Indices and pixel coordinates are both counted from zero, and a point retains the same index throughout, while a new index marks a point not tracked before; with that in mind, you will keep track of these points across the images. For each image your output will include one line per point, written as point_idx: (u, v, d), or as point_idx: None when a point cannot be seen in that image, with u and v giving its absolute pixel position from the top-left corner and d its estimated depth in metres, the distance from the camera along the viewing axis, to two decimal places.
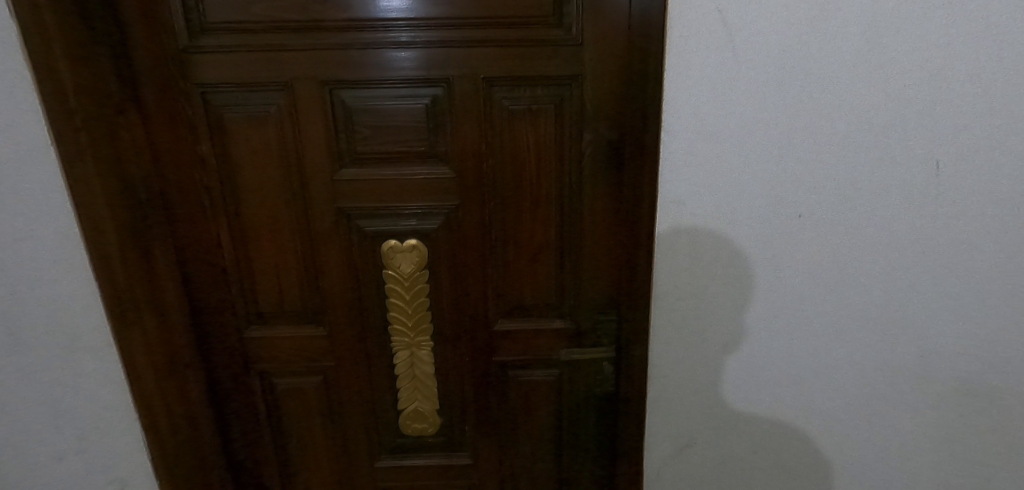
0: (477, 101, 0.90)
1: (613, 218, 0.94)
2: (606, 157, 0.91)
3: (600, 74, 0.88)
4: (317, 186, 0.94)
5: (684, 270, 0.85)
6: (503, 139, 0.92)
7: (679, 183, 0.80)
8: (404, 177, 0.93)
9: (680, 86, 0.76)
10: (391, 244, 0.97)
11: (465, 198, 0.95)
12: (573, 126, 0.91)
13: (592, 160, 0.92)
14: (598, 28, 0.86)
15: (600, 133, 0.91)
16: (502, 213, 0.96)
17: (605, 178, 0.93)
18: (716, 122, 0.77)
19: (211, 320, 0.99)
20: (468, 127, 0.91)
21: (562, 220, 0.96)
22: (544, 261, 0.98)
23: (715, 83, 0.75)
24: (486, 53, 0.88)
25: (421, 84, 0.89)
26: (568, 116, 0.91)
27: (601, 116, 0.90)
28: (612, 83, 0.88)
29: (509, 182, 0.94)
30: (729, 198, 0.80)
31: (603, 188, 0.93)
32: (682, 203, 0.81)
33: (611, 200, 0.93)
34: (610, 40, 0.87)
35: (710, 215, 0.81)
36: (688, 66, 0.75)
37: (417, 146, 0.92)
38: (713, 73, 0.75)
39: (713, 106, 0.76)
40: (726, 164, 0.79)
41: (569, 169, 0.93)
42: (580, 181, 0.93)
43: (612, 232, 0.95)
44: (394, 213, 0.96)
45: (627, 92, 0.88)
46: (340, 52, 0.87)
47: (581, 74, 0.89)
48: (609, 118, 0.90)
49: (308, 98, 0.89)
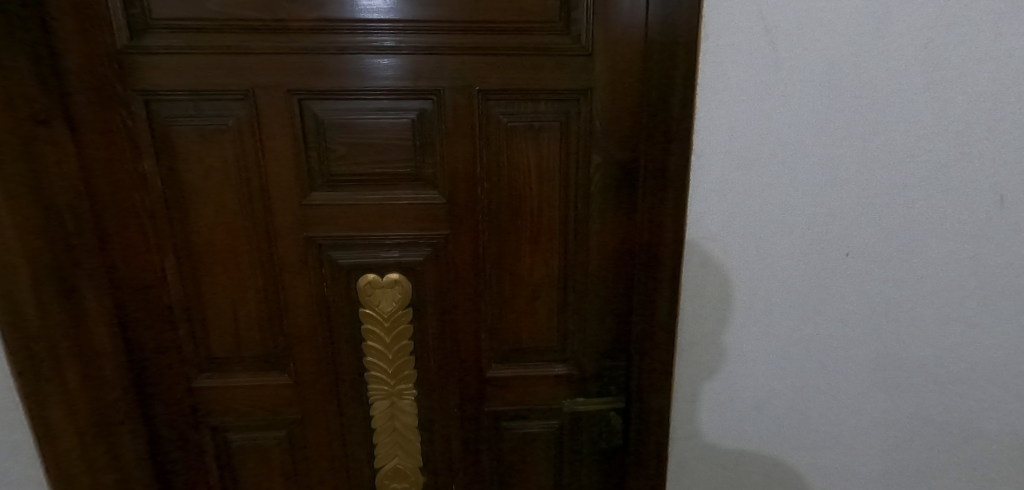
0: (471, 116, 0.78)
1: (623, 251, 0.83)
2: (617, 181, 0.81)
3: (611, 88, 0.78)
4: (282, 212, 0.80)
5: (714, 316, 0.73)
6: (500, 160, 0.80)
7: (711, 215, 0.69)
8: (385, 202, 0.81)
9: (714, 104, 0.65)
10: (369, 278, 0.84)
11: (455, 226, 0.82)
12: (580, 146, 0.80)
13: (603, 184, 0.81)
14: (610, 36, 0.76)
15: (610, 154, 0.80)
16: (497, 245, 0.84)
17: (615, 205, 0.82)
18: (755, 144, 0.66)
19: (154, 367, 0.85)
20: (460, 146, 0.79)
21: (566, 252, 0.84)
22: (545, 299, 0.86)
23: (754, 98, 0.64)
24: (482, 61, 0.76)
25: (406, 96, 0.77)
26: (575, 134, 0.80)
27: (610, 136, 0.79)
28: (625, 98, 0.78)
29: (507, 208, 0.82)
30: (768, 233, 0.69)
31: (613, 216, 0.82)
32: (713, 239, 0.70)
33: (622, 231, 0.82)
34: (623, 50, 0.76)
35: (744, 252, 0.70)
36: (723, 79, 0.64)
37: (401, 167, 0.80)
38: (752, 88, 0.64)
39: (750, 124, 0.65)
40: (765, 192, 0.68)
41: (574, 194, 0.82)
42: (587, 207, 0.82)
43: (623, 267, 0.84)
44: (373, 243, 0.83)
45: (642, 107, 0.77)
46: (312, 57, 0.75)
47: (590, 87, 0.78)
48: (621, 139, 0.79)
49: (273, 110, 0.76)
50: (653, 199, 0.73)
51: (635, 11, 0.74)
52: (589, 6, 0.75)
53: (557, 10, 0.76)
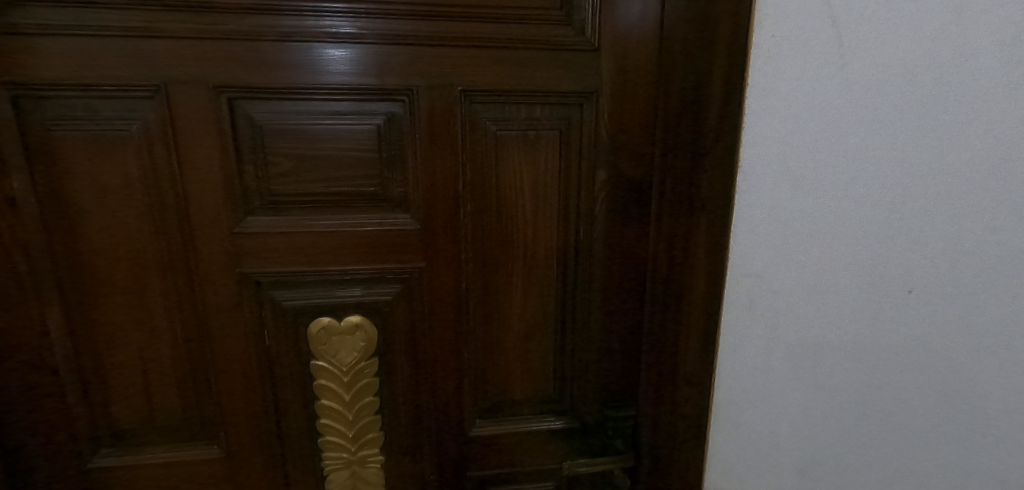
0: (452, 122, 0.63)
1: (632, 282, 0.71)
2: (627, 201, 0.68)
3: (622, 89, 0.65)
4: (207, 242, 0.62)
5: (758, 364, 0.61)
6: (487, 176, 0.66)
7: (759, 247, 0.58)
8: (344, 229, 0.65)
9: (765, 111, 0.54)
10: (324, 323, 0.67)
11: (431, 257, 0.67)
12: (584, 160, 0.67)
13: (610, 205, 0.68)
14: (621, 28, 0.63)
15: (619, 168, 0.67)
16: (483, 278, 0.69)
17: (624, 229, 0.69)
18: (814, 160, 0.55)
19: (36, 446, 0.65)
20: (436, 159, 0.64)
21: (565, 285, 0.71)
22: (540, 341, 0.73)
23: (817, 104, 0.53)
24: (468, 55, 0.62)
25: (369, 96, 0.61)
26: (580, 145, 0.66)
27: (619, 146, 0.67)
28: (637, 104, 0.66)
29: (496, 235, 0.68)
30: (824, 268, 0.57)
31: (621, 243, 0.69)
32: (757, 274, 0.58)
33: (632, 259, 0.70)
34: (637, 44, 0.64)
35: (794, 290, 0.58)
36: (780, 80, 0.53)
37: (363, 185, 0.64)
38: (812, 91, 0.53)
39: (808, 137, 0.54)
40: (824, 219, 0.56)
41: (576, 217, 0.68)
42: (591, 232, 0.69)
43: (630, 302, 0.72)
44: (327, 280, 0.66)
45: (659, 111, 0.63)
46: (246, 44, 0.58)
47: (596, 89, 0.65)
48: (632, 151, 0.67)
49: (194, 111, 0.59)
50: (683, 224, 0.61)
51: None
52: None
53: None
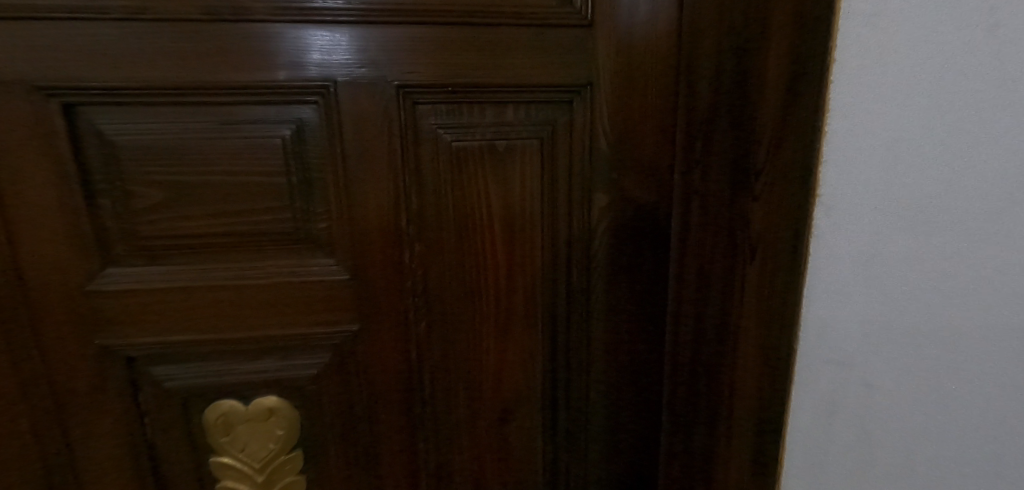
0: (390, 133, 0.45)
1: (645, 340, 0.53)
2: (637, 230, 0.50)
3: (629, 78, 0.47)
4: (51, 304, 0.45)
5: (835, 473, 0.42)
6: (443, 205, 0.48)
7: (842, 311, 0.39)
8: (244, 283, 0.47)
9: (856, 105, 0.35)
10: (226, 408, 0.49)
11: (370, 316, 0.49)
12: (578, 178, 0.49)
13: (614, 236, 0.50)
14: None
15: (626, 188, 0.49)
16: (442, 342, 0.51)
17: (634, 268, 0.51)
18: (934, 183, 0.35)
19: None
20: (370, 184, 0.46)
21: (556, 344, 0.53)
22: (521, 420, 0.54)
23: (943, 97, 0.34)
24: (409, 36, 0.43)
25: (267, 97, 0.43)
26: (571, 157, 0.48)
27: (626, 157, 0.48)
28: (647, 102, 0.47)
29: (458, 283, 0.50)
30: (941, 341, 0.38)
31: (629, 287, 0.51)
32: (845, 352, 0.39)
33: (646, 308, 0.52)
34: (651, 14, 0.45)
35: (894, 372, 0.39)
36: (891, 59, 0.34)
37: (268, 222, 0.46)
38: (936, 73, 0.34)
39: (925, 147, 0.35)
40: (944, 271, 0.37)
41: (567, 254, 0.50)
42: (589, 273, 0.51)
43: (642, 368, 0.53)
44: (226, 351, 0.48)
45: (681, 109, 0.45)
46: (80, 25, 0.40)
47: (591, 82, 0.47)
48: (641, 165, 0.49)
49: (12, 123, 0.41)
50: (720, 269, 0.42)
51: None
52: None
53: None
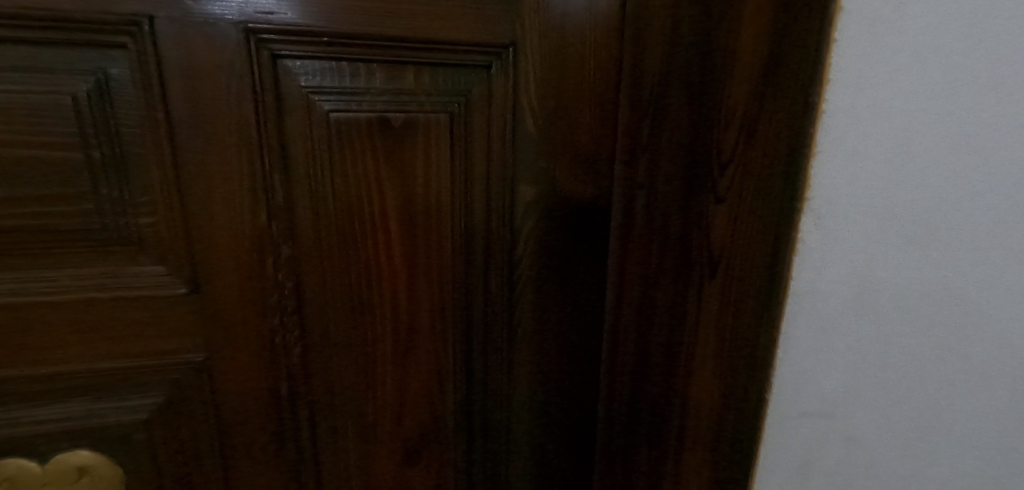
0: (242, 97, 0.33)
1: (577, 362, 0.44)
2: (568, 230, 0.41)
3: (563, 40, 0.37)
4: None
5: None
6: (319, 196, 0.36)
7: (826, 346, 0.32)
8: (31, 298, 0.33)
9: (859, 97, 0.28)
10: (12, 470, 0.36)
11: (222, 340, 0.37)
12: (499, 165, 0.39)
13: (542, 237, 0.41)
14: None
15: (556, 179, 0.40)
16: (323, 373, 0.40)
17: (565, 275, 0.42)
18: (940, 197, 0.29)
19: None
20: (215, 165, 0.34)
21: (471, 369, 0.43)
22: (428, 462, 0.44)
23: (964, 97, 0.28)
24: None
25: (50, 36, 0.30)
26: (491, 138, 0.38)
27: (558, 141, 0.39)
28: (584, 73, 0.38)
29: (344, 299, 0.38)
30: (936, 384, 0.33)
31: (559, 297, 0.43)
32: (823, 382, 0.33)
33: (578, 322, 0.43)
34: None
35: (878, 414, 0.34)
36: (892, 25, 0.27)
37: (61, 214, 0.33)
38: (953, 60, 0.28)
39: (928, 135, 0.28)
40: (948, 298, 0.31)
41: (484, 261, 0.40)
42: (512, 283, 0.42)
43: (574, 394, 0.45)
44: (8, 393, 0.35)
45: (623, 81, 0.36)
46: None
47: (513, 43, 0.37)
48: (575, 153, 0.39)
49: None
50: (669, 282, 0.34)
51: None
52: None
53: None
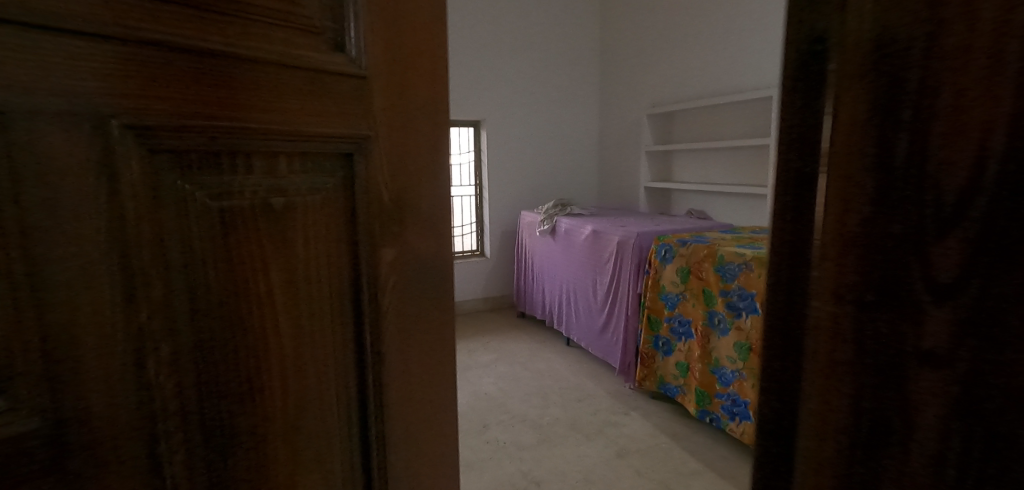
0: (117, 190, 0.32)
1: (436, 383, 0.52)
2: (416, 279, 0.49)
3: (410, 131, 0.46)
4: None
5: None
6: (199, 281, 0.36)
7: None
8: None
9: None
10: None
11: (86, 468, 0.32)
12: (366, 234, 0.45)
13: (407, 290, 0.48)
14: (398, 47, 0.44)
15: (407, 238, 0.48)
16: (215, 464, 0.38)
17: (416, 317, 0.50)
18: None
19: None
20: (78, 266, 0.31)
21: (355, 415, 0.47)
22: None
23: None
24: (158, 61, 0.33)
25: None
26: (356, 211, 0.44)
27: (407, 207, 0.47)
28: (425, 154, 0.48)
29: (230, 382, 0.38)
30: None
31: (414, 338, 0.50)
32: None
33: (427, 355, 0.51)
34: (421, 66, 0.46)
35: None
36: None
37: None
38: None
39: None
40: None
41: (355, 314, 0.46)
42: (381, 334, 0.47)
43: (438, 409, 0.53)
44: None
45: (882, 106, 0.21)
46: None
47: (372, 133, 0.44)
48: (424, 217, 0.49)
49: None
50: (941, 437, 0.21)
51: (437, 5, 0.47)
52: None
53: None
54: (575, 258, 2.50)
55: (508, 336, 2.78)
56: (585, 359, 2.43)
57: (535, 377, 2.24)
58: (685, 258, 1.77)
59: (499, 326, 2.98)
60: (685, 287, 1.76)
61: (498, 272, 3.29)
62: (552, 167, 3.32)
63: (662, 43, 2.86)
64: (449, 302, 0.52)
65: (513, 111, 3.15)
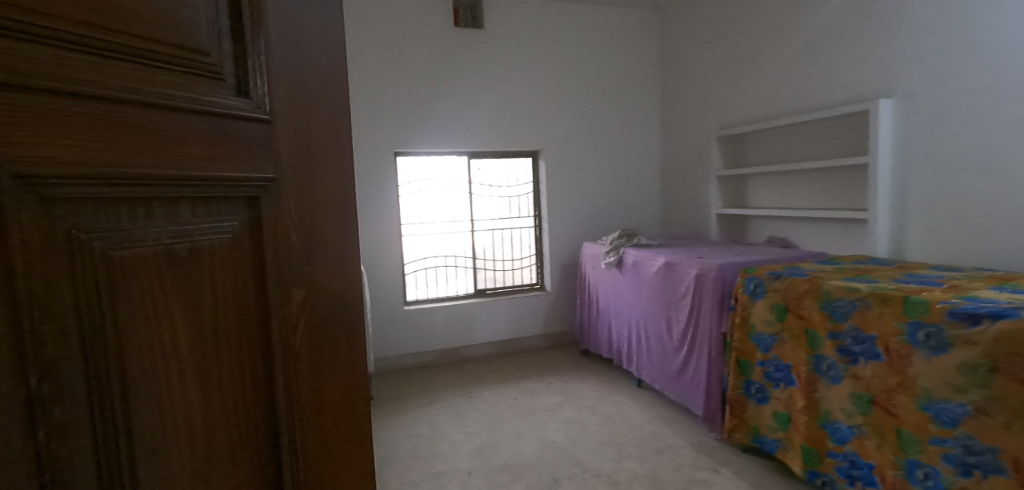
0: (6, 241, 0.27)
1: (348, 444, 0.47)
2: (324, 324, 0.45)
3: (319, 173, 0.43)
4: None
5: None
6: (92, 342, 0.31)
7: None
8: None
9: None
10: None
11: None
12: (276, 275, 0.41)
13: (323, 342, 0.45)
14: (296, 85, 0.42)
15: (315, 274, 0.44)
16: None
17: (327, 363, 0.45)
18: None
19: None
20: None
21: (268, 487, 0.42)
22: None
23: None
24: (24, 101, 0.28)
25: None
26: (265, 255, 0.40)
27: (316, 244, 0.44)
28: (330, 195, 0.45)
29: (130, 458, 0.33)
30: None
31: (328, 387, 0.45)
32: None
33: (341, 412, 0.46)
34: (322, 106, 0.44)
35: None
36: None
37: None
38: None
39: None
40: None
41: (267, 372, 0.41)
42: (298, 386, 0.43)
43: (354, 470, 0.48)
44: None
45: None
46: None
47: (279, 174, 0.40)
48: (334, 260, 0.45)
49: None
50: None
51: (335, 45, 0.46)
52: (277, 25, 0.41)
53: (225, 31, 0.39)
54: (641, 292, 2.34)
55: (573, 377, 2.67)
56: (658, 402, 2.26)
57: (604, 425, 2.10)
58: (780, 293, 1.56)
59: (562, 364, 2.86)
60: (781, 327, 1.55)
61: (561, 306, 3.19)
62: (613, 195, 3.18)
63: (729, 60, 2.65)
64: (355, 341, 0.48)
65: (569, 142, 3.07)
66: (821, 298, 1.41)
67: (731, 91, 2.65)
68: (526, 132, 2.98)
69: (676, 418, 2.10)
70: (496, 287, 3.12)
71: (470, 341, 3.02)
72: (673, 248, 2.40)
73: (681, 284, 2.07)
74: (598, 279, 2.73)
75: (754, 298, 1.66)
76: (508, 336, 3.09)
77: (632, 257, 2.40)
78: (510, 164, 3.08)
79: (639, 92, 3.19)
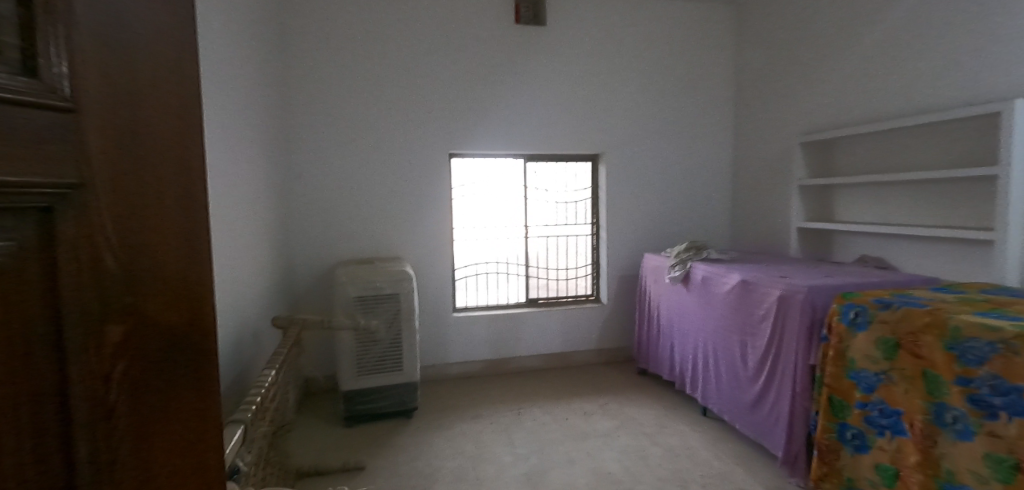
0: None
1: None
2: (150, 360, 0.38)
3: (143, 180, 0.37)
4: None
5: None
6: None
7: None
8: None
9: None
10: None
11: None
12: (76, 300, 0.35)
13: (145, 376, 0.38)
14: (107, 77, 0.36)
15: (142, 308, 0.38)
16: None
17: (161, 396, 0.39)
18: None
19: None
20: None
21: None
22: None
23: None
24: None
25: None
26: (59, 274, 0.35)
27: (145, 257, 0.38)
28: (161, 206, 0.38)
29: None
30: None
31: (147, 441, 0.38)
32: None
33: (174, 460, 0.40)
34: (154, 105, 0.38)
35: None
36: None
37: None
38: None
39: None
40: None
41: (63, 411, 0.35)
42: (105, 435, 0.36)
43: None
44: None
45: None
46: None
47: (81, 181, 0.35)
48: (167, 282, 0.39)
49: None
50: None
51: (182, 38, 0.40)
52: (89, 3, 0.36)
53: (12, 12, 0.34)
54: (710, 311, 2.12)
55: (629, 399, 2.47)
56: (727, 436, 2.03)
57: (666, 458, 1.90)
58: (889, 326, 1.33)
59: (618, 384, 2.67)
60: (889, 366, 1.33)
61: (617, 320, 2.99)
62: (678, 203, 2.95)
63: (819, 57, 2.39)
64: (206, 375, 0.42)
65: (633, 146, 2.87)
66: (947, 337, 1.19)
67: (820, 92, 2.39)
68: (586, 135, 2.81)
69: (750, 456, 1.87)
70: (549, 297, 2.96)
71: (520, 352, 2.87)
72: (750, 265, 2.16)
73: (760, 306, 1.84)
74: (661, 294, 2.52)
75: (853, 329, 1.42)
76: (559, 349, 2.92)
77: (701, 272, 2.19)
78: (568, 167, 2.91)
79: (712, 93, 2.95)
